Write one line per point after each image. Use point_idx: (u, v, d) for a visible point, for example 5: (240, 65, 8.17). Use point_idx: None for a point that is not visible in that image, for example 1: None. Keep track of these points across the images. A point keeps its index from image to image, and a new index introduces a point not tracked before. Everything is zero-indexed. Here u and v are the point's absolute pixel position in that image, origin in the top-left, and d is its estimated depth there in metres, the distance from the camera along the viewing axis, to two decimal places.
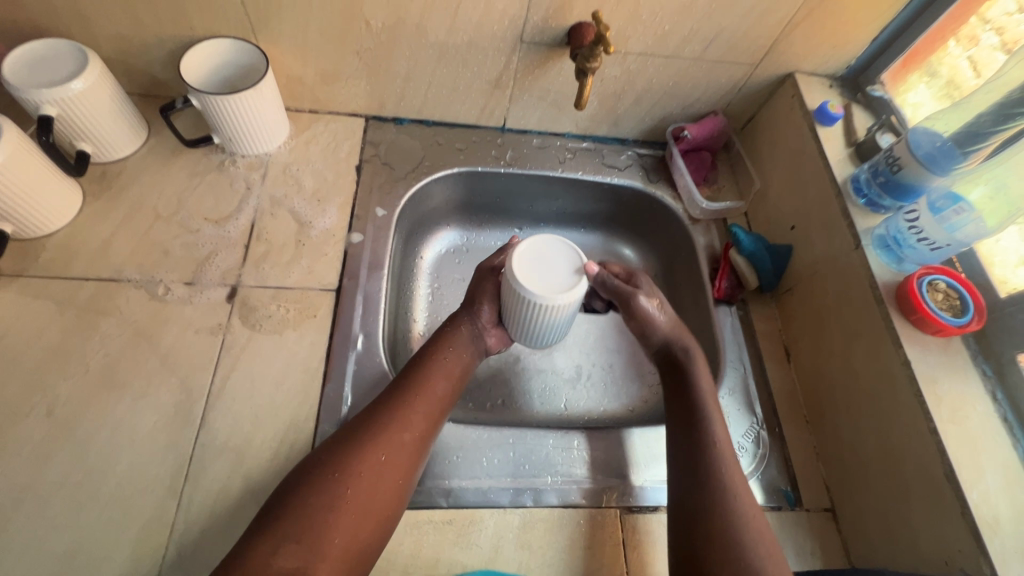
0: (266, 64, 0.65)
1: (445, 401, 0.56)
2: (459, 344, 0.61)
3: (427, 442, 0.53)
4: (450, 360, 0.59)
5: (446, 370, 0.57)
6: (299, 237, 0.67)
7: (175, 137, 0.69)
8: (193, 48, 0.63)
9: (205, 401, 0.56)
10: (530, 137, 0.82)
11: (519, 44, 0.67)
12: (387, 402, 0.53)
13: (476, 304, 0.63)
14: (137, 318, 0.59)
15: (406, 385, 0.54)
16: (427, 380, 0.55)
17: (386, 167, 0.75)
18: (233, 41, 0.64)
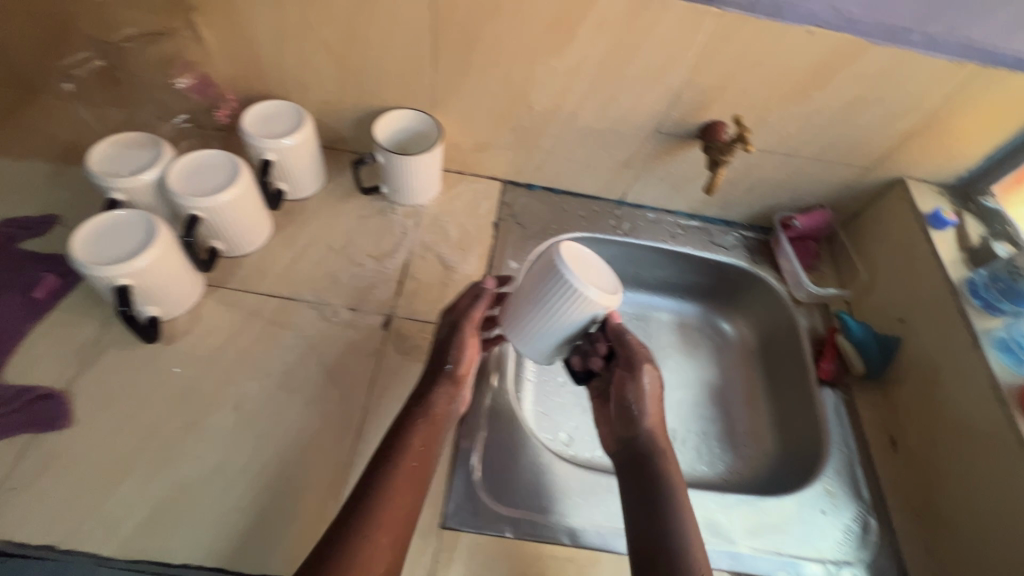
0: (440, 135, 0.76)
1: (412, 512, 0.49)
2: (422, 440, 0.54)
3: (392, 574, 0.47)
4: (411, 462, 0.52)
5: (411, 475, 0.51)
6: (445, 279, 0.76)
7: (355, 184, 0.81)
8: (382, 115, 0.76)
9: (362, 414, 0.63)
10: (645, 212, 0.90)
11: (655, 133, 0.76)
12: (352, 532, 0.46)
13: (449, 371, 0.58)
14: (310, 333, 0.68)
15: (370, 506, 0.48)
16: (388, 494, 0.49)
17: (519, 226, 0.84)
18: (415, 111, 0.76)
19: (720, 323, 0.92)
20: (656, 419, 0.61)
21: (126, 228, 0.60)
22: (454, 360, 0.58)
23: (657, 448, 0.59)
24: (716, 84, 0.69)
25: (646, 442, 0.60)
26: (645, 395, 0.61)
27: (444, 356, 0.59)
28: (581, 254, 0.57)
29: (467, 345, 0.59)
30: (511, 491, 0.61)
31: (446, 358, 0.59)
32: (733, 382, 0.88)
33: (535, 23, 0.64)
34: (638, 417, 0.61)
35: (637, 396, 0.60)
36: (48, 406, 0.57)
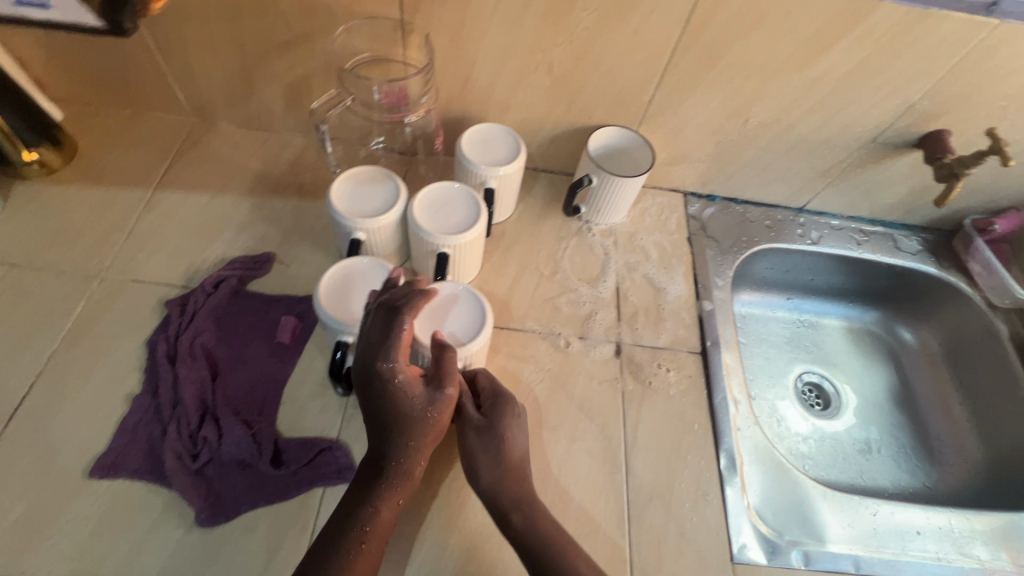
0: (650, 153, 0.74)
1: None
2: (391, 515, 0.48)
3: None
4: (376, 548, 0.46)
5: (368, 564, 0.45)
6: (659, 301, 0.75)
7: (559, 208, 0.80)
8: (594, 134, 0.74)
9: (625, 448, 0.62)
10: (827, 219, 0.88)
11: (871, 143, 0.74)
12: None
13: (419, 428, 0.49)
14: (550, 366, 0.67)
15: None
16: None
17: (712, 240, 0.82)
18: (625, 128, 0.74)
19: (900, 330, 0.93)
20: (502, 472, 0.53)
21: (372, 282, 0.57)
22: (439, 431, 0.50)
23: (505, 505, 0.52)
24: (958, 94, 0.66)
25: (500, 502, 0.52)
26: (495, 455, 0.53)
27: (410, 420, 0.49)
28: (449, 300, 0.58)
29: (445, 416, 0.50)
30: (788, 521, 0.61)
31: (411, 410, 0.49)
32: (920, 387, 0.88)
33: (789, 38, 0.61)
34: (488, 470, 0.53)
35: (492, 457, 0.53)
36: (332, 457, 0.56)
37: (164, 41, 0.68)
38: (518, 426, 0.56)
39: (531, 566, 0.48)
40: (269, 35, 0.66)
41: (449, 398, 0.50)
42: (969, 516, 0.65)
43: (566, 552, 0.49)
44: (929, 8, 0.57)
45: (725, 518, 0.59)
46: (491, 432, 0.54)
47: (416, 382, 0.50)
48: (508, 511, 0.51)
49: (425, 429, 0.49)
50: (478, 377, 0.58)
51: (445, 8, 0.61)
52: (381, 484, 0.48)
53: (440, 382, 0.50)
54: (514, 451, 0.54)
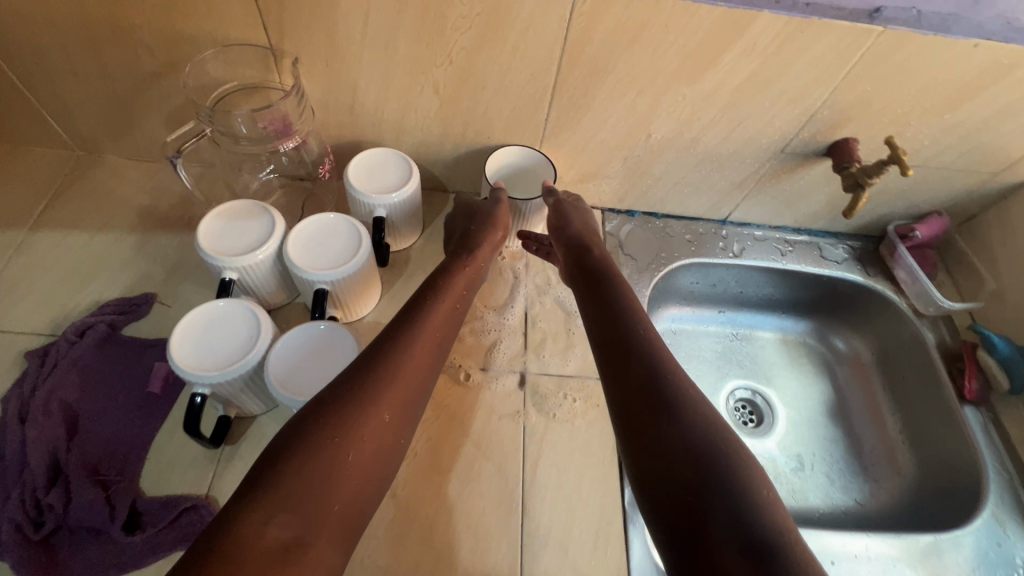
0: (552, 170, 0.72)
1: (440, 345, 0.52)
2: (463, 283, 0.60)
3: (414, 408, 0.47)
4: (452, 305, 0.56)
5: (445, 314, 0.54)
6: (569, 325, 0.72)
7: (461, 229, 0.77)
8: (493, 154, 0.72)
9: (522, 487, 0.59)
10: (750, 230, 0.86)
11: (779, 153, 0.72)
12: (349, 393, 0.44)
13: (486, 219, 0.67)
14: (448, 402, 0.64)
15: (377, 366, 0.46)
16: (410, 344, 0.49)
17: (628, 258, 0.80)
18: (523, 147, 0.72)
19: (832, 339, 0.90)
20: (585, 228, 0.68)
21: (234, 326, 0.53)
22: (491, 234, 0.66)
23: (586, 248, 0.65)
24: (857, 102, 0.64)
25: (581, 246, 0.65)
26: (575, 210, 0.70)
27: (481, 216, 0.68)
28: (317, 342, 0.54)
29: (502, 211, 0.68)
30: None
31: (484, 210, 0.69)
32: (852, 400, 0.86)
33: (673, 51, 0.59)
34: (574, 226, 0.68)
35: (578, 215, 0.70)
36: (196, 516, 0.52)
37: (27, 75, 0.64)
38: (581, 206, 0.71)
39: (598, 312, 0.55)
40: (137, 65, 0.63)
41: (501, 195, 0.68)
42: (884, 540, 0.64)
43: (638, 317, 0.53)
44: (809, 17, 0.55)
45: (626, 561, 0.56)
46: (569, 207, 0.70)
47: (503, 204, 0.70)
48: (587, 253, 0.64)
49: (486, 220, 0.67)
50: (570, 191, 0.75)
51: (312, 32, 0.58)
52: (458, 256, 0.63)
53: (495, 196, 0.69)
54: (586, 222, 0.69)
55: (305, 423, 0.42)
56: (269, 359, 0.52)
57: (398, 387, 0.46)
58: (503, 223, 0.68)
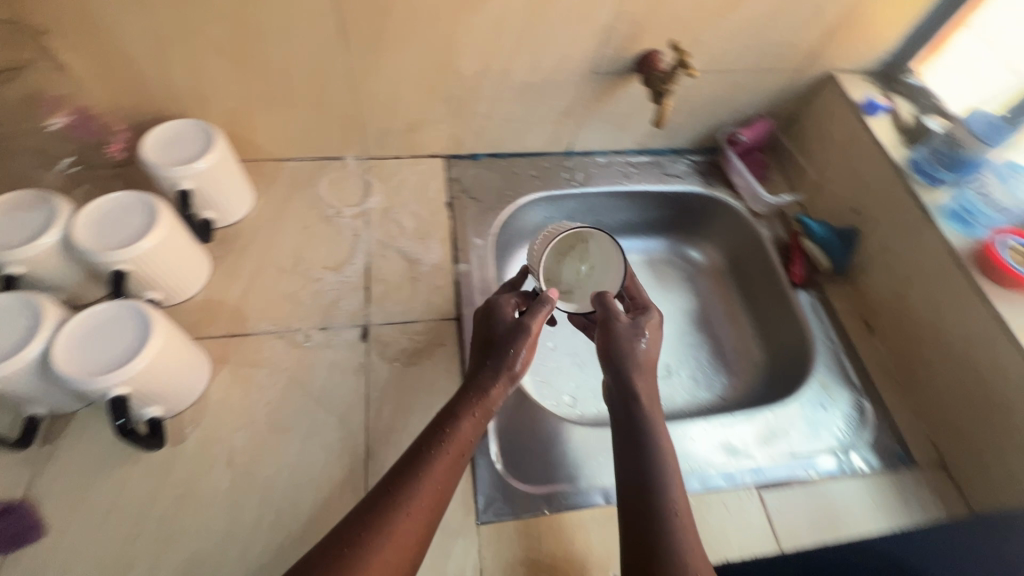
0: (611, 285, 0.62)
1: (443, 500, 0.48)
2: (471, 424, 0.52)
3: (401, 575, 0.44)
4: (462, 454, 0.50)
5: (447, 467, 0.49)
6: (412, 273, 0.72)
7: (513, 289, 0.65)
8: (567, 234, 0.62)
9: (366, 433, 0.60)
10: (595, 158, 0.88)
11: (592, 74, 0.74)
12: (340, 553, 0.42)
13: (506, 344, 0.55)
14: (287, 365, 0.63)
15: (374, 524, 0.44)
16: (411, 500, 0.46)
17: (473, 200, 0.80)
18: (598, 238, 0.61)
19: (689, 252, 0.94)
20: (646, 364, 0.57)
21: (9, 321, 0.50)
22: (517, 359, 0.55)
23: (635, 389, 0.55)
24: (643, 11, 0.66)
25: (627, 381, 0.55)
26: (637, 339, 0.57)
27: (501, 340, 0.56)
28: (106, 320, 0.52)
29: (523, 348, 0.55)
30: (543, 469, 0.61)
31: (500, 327, 0.57)
32: (712, 306, 0.90)
33: None
34: (628, 352, 0.56)
35: (632, 346, 0.56)
36: (14, 518, 0.51)
37: None
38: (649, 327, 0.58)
39: (628, 439, 0.52)
40: None
41: (547, 308, 0.56)
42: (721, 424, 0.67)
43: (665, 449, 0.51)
44: None
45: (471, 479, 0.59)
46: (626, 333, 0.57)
47: (526, 342, 0.56)
48: (635, 389, 0.55)
49: (504, 344, 0.55)
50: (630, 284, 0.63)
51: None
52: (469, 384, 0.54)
53: (523, 325, 0.56)
54: (644, 352, 0.57)
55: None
56: (52, 346, 0.50)
57: (389, 551, 0.43)
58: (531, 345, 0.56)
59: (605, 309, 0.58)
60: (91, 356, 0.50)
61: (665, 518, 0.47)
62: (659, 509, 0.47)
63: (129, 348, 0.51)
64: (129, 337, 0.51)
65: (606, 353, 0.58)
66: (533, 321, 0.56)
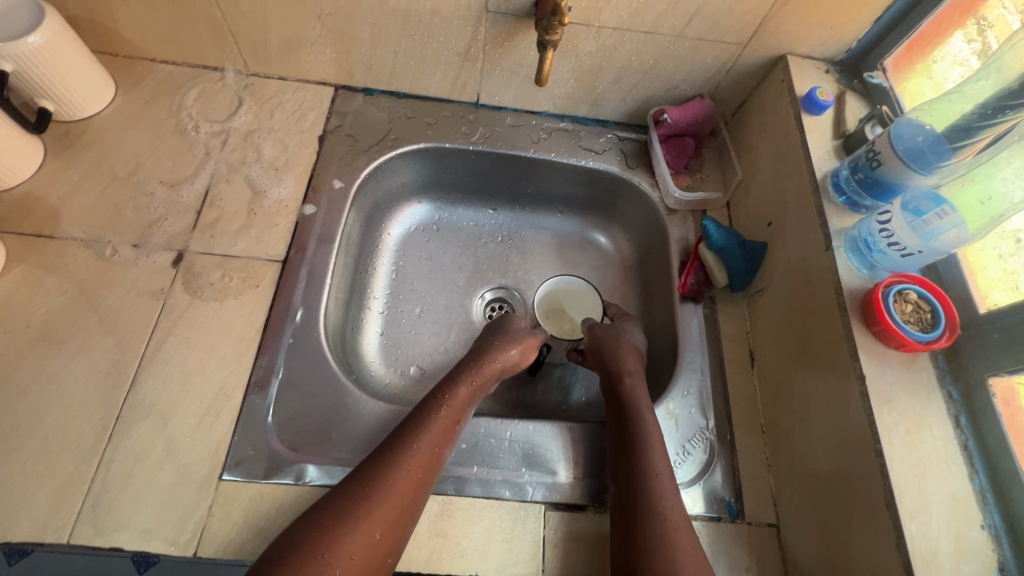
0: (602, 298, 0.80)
1: (441, 457, 0.52)
2: (469, 393, 0.58)
3: (406, 521, 0.48)
4: (459, 416, 0.56)
5: (446, 425, 0.54)
6: (252, 205, 0.66)
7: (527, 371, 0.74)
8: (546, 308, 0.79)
9: (139, 362, 0.56)
10: (504, 115, 0.78)
11: (485, 13, 0.64)
12: (342, 505, 0.46)
13: (508, 338, 0.64)
14: (83, 277, 0.60)
15: (379, 475, 0.48)
16: (410, 459, 0.50)
17: (349, 138, 0.73)
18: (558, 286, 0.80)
19: (599, 238, 0.84)
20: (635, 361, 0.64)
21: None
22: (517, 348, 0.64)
23: (616, 374, 0.62)
24: None
25: (610, 371, 0.63)
26: (630, 339, 0.66)
27: (510, 332, 0.65)
28: None
29: (527, 341, 0.65)
30: (313, 440, 0.56)
31: (511, 326, 0.67)
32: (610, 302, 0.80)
33: None
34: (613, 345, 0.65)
35: (613, 341, 0.65)
36: None
37: None
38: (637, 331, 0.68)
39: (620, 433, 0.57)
40: None
41: (540, 338, 0.67)
42: (535, 429, 0.60)
43: (653, 437, 0.55)
44: None
45: (232, 432, 0.54)
46: (606, 331, 0.67)
47: (519, 336, 0.65)
48: (619, 376, 0.62)
49: (514, 336, 0.65)
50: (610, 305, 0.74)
51: None
52: (471, 361, 0.61)
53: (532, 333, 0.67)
54: (632, 349, 0.65)
55: (313, 522, 0.45)
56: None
57: (391, 503, 0.47)
58: (528, 344, 0.65)
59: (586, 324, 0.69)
60: None
61: (652, 508, 0.50)
62: (644, 502, 0.51)
63: None
64: None
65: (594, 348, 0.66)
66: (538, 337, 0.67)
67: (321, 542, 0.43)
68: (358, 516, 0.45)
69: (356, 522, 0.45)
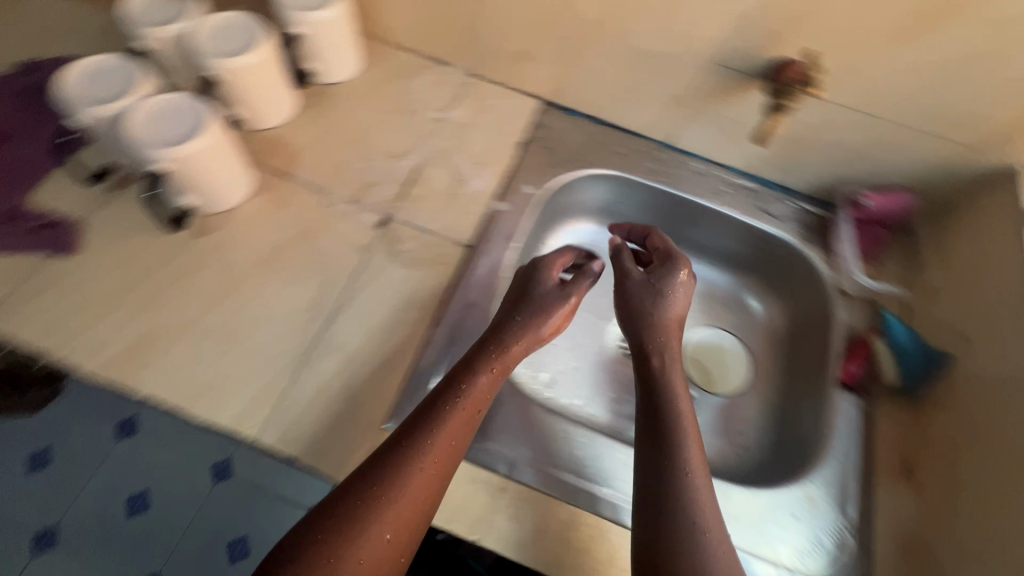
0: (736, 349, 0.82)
1: (456, 451, 0.51)
2: (489, 380, 0.55)
3: (423, 519, 0.48)
4: (476, 407, 0.53)
5: (462, 417, 0.52)
6: (454, 191, 0.73)
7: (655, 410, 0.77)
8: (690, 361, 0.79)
9: (338, 303, 0.63)
10: (693, 161, 0.80)
11: (715, 66, 0.66)
12: (350, 506, 0.46)
13: (539, 311, 0.59)
14: (309, 217, 0.68)
15: (384, 477, 0.47)
16: (431, 453, 0.49)
17: (546, 150, 0.78)
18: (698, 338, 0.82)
19: (749, 301, 0.84)
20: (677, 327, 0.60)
21: (117, 78, 0.59)
22: (547, 325, 0.60)
23: (647, 349, 0.58)
24: (793, 13, 0.58)
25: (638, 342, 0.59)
26: (674, 294, 0.61)
27: (541, 300, 0.60)
28: (170, 102, 0.59)
29: (559, 314, 0.60)
30: None
31: (542, 291, 0.61)
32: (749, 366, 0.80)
33: None
34: (654, 309, 0.60)
35: (652, 295, 0.61)
36: (58, 233, 0.63)
37: None
38: (665, 301, 0.60)
39: (651, 436, 0.52)
40: None
41: (575, 302, 0.62)
42: None
43: (696, 460, 0.50)
44: None
45: (403, 389, 0.59)
46: (644, 296, 0.61)
47: (558, 309, 0.60)
48: (648, 354, 0.58)
49: (542, 307, 0.60)
50: (653, 238, 0.67)
51: None
52: (492, 342, 0.57)
53: (568, 292, 0.62)
54: (655, 311, 0.60)
55: (318, 525, 0.45)
56: (132, 111, 0.57)
57: (404, 505, 0.47)
58: (557, 320, 0.60)
59: (620, 267, 0.64)
60: (147, 128, 0.57)
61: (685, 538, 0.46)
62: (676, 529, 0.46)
63: (177, 130, 0.57)
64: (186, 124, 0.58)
65: (626, 295, 0.62)
66: (574, 292, 0.62)
67: (327, 547, 0.44)
68: (364, 518, 0.45)
69: (360, 526, 0.45)
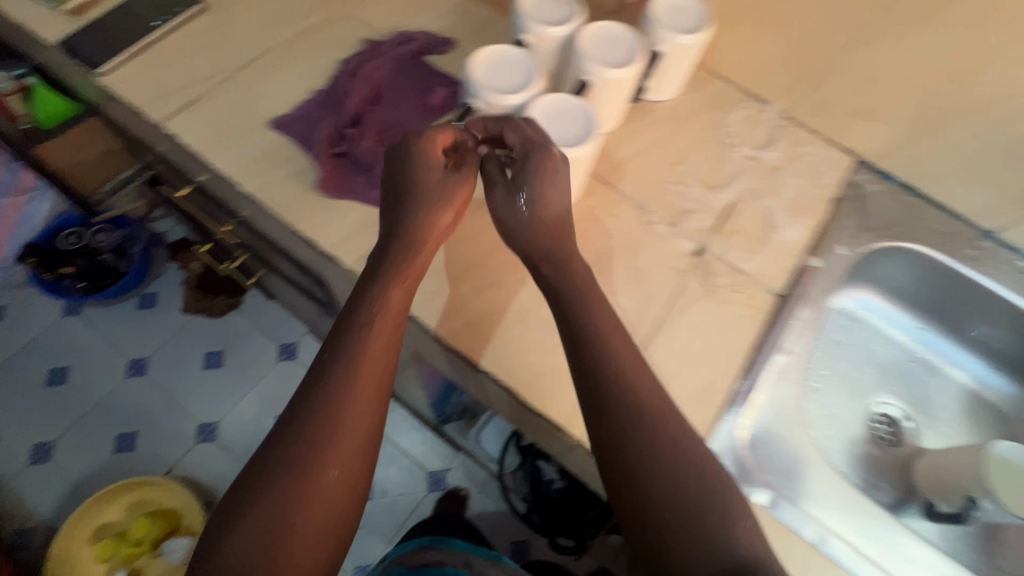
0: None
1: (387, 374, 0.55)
2: (401, 295, 0.57)
3: (367, 448, 0.52)
4: (396, 311, 0.57)
5: (385, 330, 0.55)
6: (765, 235, 0.72)
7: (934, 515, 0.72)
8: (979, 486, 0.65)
9: (655, 323, 0.65)
10: (1014, 257, 0.75)
11: None
12: (312, 435, 0.50)
13: (433, 207, 0.59)
14: (630, 231, 0.70)
15: (323, 396, 0.51)
16: (358, 370, 0.53)
17: (859, 213, 0.75)
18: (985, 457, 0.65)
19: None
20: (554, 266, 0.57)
21: (516, 70, 0.63)
22: (445, 216, 0.59)
23: (536, 258, 0.58)
24: None
25: (530, 249, 0.58)
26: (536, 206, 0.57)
27: (433, 192, 0.59)
28: (564, 103, 0.62)
29: (444, 213, 0.60)
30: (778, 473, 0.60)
31: (427, 173, 0.60)
32: None
33: None
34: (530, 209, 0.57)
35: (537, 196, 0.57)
36: None
37: None
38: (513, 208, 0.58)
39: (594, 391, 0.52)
40: None
41: (472, 182, 0.61)
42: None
43: (676, 460, 0.49)
44: None
45: (714, 427, 0.60)
46: (505, 211, 0.59)
47: (450, 207, 0.60)
48: (539, 263, 0.58)
49: (436, 195, 0.59)
50: (506, 134, 0.59)
51: None
52: (391, 244, 0.58)
53: (460, 175, 0.61)
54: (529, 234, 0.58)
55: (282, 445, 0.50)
56: (533, 106, 0.62)
57: (350, 440, 0.51)
58: (447, 217, 0.60)
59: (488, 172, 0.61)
60: (544, 126, 0.61)
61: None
62: None
63: (571, 132, 0.61)
64: (579, 127, 0.61)
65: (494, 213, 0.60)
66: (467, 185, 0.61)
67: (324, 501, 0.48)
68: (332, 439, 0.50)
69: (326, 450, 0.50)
